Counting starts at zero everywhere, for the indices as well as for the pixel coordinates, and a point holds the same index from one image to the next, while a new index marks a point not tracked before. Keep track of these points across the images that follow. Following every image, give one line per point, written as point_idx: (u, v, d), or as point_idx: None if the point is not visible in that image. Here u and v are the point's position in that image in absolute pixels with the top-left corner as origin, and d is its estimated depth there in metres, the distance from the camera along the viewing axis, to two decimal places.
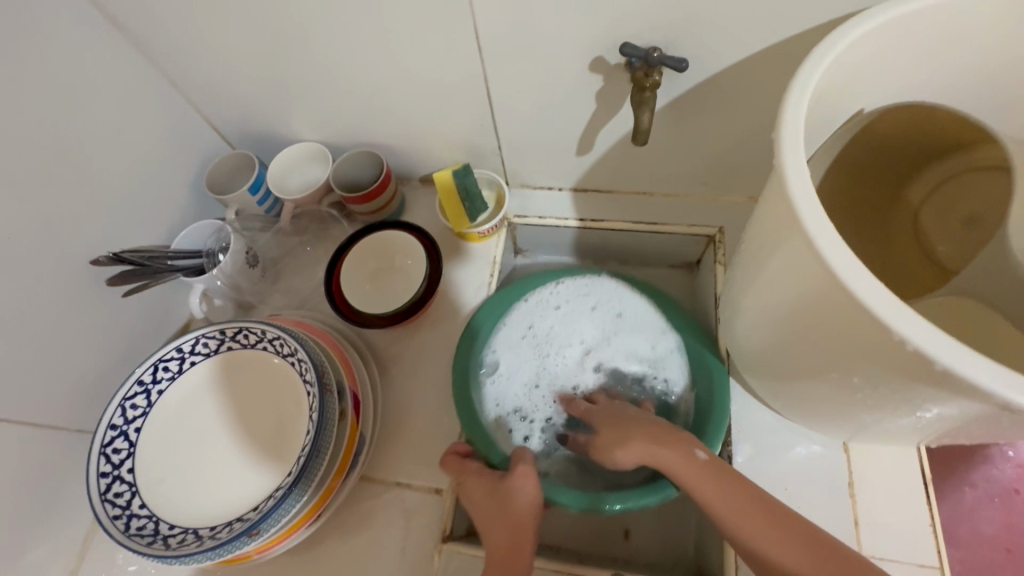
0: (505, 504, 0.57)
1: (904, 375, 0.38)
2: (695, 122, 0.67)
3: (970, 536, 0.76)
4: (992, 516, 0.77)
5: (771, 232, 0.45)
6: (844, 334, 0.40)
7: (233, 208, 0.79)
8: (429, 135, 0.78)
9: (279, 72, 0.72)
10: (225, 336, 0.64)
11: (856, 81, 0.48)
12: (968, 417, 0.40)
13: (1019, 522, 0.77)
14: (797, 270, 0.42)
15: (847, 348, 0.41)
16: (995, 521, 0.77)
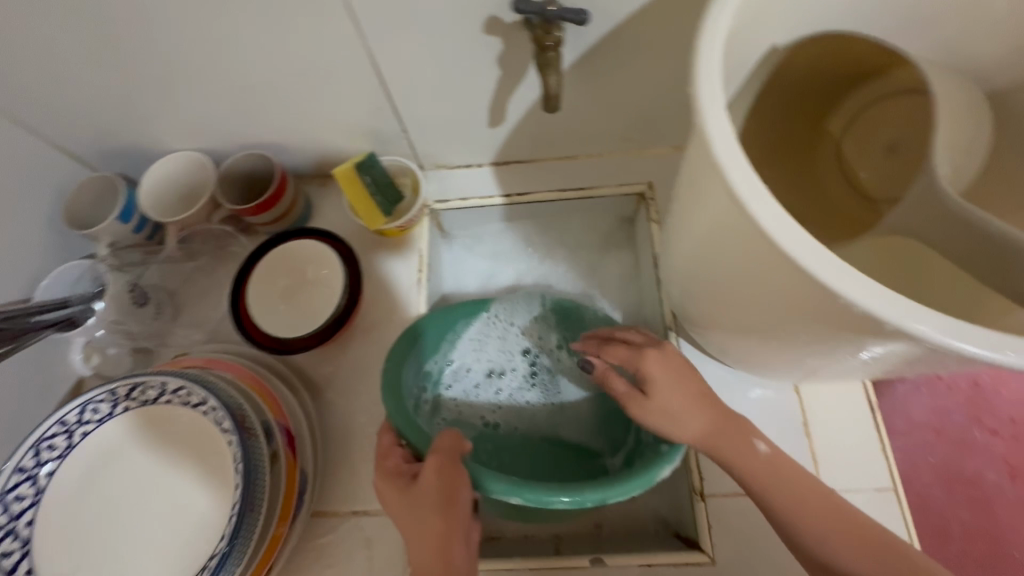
0: (424, 510, 0.46)
1: (851, 330, 0.36)
2: (608, 77, 0.62)
3: (906, 425, 0.81)
4: (921, 401, 0.82)
5: (702, 194, 0.42)
6: (789, 295, 0.37)
7: (104, 241, 0.69)
8: (322, 127, 0.69)
9: (123, 76, 0.60)
10: (117, 397, 0.55)
11: (766, 16, 0.45)
12: (911, 356, 0.40)
13: (944, 405, 0.82)
14: (735, 233, 0.39)
15: (792, 309, 0.39)
16: (926, 407, 0.82)
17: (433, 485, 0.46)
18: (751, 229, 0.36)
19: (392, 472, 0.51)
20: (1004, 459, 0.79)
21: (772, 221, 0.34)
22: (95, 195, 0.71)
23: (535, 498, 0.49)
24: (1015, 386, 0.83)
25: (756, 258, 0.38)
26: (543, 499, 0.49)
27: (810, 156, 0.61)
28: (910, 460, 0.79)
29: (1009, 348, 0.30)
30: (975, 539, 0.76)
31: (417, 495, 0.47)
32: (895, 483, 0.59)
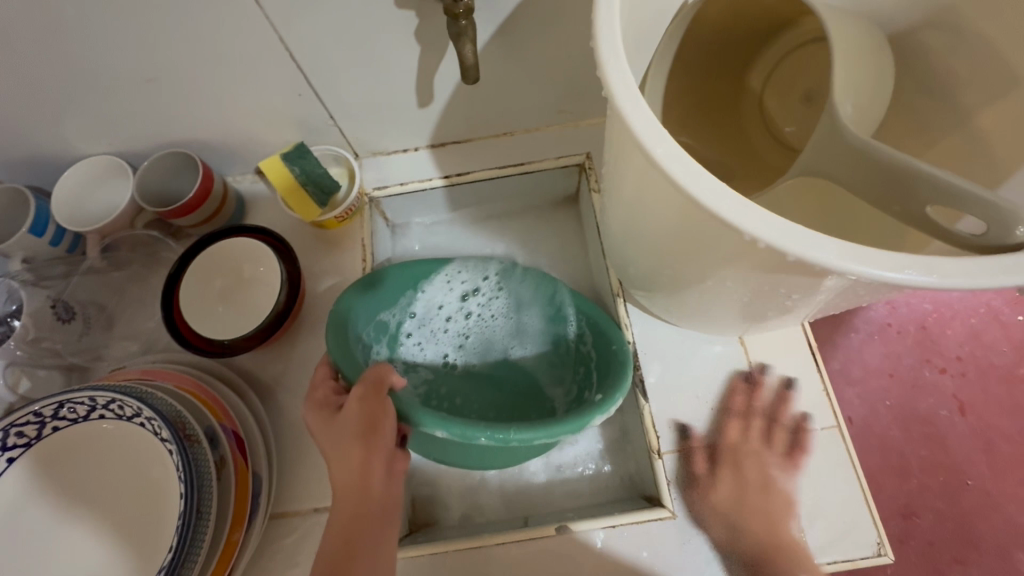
0: (346, 438, 0.50)
1: (769, 269, 0.37)
2: (532, 48, 0.61)
3: (861, 373, 0.84)
4: (876, 350, 0.86)
5: (620, 152, 0.42)
6: (708, 241, 0.38)
7: (17, 257, 0.65)
8: (244, 120, 0.67)
9: (14, 79, 0.56)
10: (43, 417, 0.52)
11: None
12: (830, 292, 0.41)
13: (897, 350, 0.85)
14: (653, 187, 0.39)
15: (713, 256, 0.39)
16: (880, 354, 0.85)
17: (356, 414, 0.51)
18: (664, 180, 0.36)
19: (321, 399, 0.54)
20: (954, 396, 0.83)
21: (678, 169, 0.34)
22: (5, 211, 0.67)
23: (460, 431, 0.51)
24: (958, 324, 0.86)
25: (674, 208, 0.38)
26: (467, 433, 0.51)
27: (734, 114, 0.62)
28: (869, 406, 0.83)
29: (911, 268, 0.31)
30: (935, 475, 0.80)
31: (341, 423, 0.51)
32: (840, 421, 0.62)
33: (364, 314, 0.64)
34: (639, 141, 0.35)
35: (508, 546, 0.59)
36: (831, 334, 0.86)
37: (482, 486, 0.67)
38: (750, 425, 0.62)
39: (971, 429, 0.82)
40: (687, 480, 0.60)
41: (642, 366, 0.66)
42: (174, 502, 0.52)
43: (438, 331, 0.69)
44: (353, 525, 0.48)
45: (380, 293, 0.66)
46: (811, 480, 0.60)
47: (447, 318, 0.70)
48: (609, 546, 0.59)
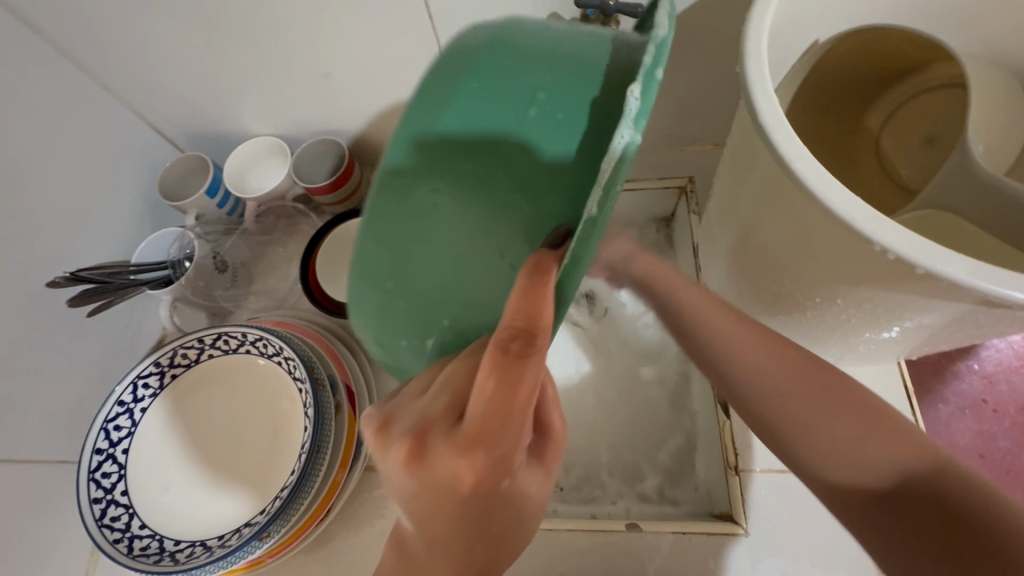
0: (505, 520, 0.29)
1: (889, 286, 0.39)
2: (657, 73, 0.67)
3: (948, 448, 0.81)
4: (967, 425, 0.82)
5: (750, 168, 0.45)
6: (830, 252, 0.40)
7: (192, 213, 0.77)
8: (389, 117, 0.76)
9: (223, 63, 0.68)
10: (204, 344, 0.61)
11: (811, 9, 0.48)
12: (945, 322, 0.42)
13: (989, 428, 0.82)
14: (780, 197, 0.42)
15: (829, 269, 0.42)
16: (970, 431, 0.82)
17: (533, 491, 0.30)
18: (797, 191, 0.39)
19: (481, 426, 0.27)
20: None
21: (814, 181, 0.37)
22: (186, 171, 0.80)
23: None
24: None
25: (801, 220, 0.41)
26: None
27: (845, 153, 0.64)
28: None
29: None
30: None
31: (503, 502, 0.28)
32: None
33: None
34: (777, 151, 0.39)
35: (578, 533, 0.62)
36: (920, 400, 0.84)
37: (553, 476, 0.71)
38: None
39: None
40: (761, 500, 0.61)
41: None
42: (298, 434, 0.59)
43: None
44: None
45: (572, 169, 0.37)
46: None
47: None
48: (676, 551, 0.60)
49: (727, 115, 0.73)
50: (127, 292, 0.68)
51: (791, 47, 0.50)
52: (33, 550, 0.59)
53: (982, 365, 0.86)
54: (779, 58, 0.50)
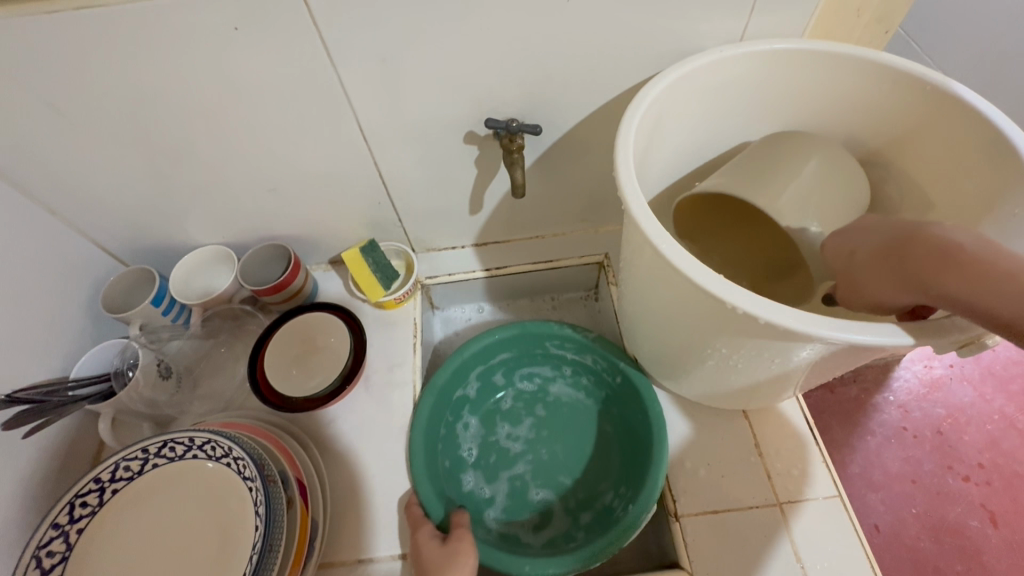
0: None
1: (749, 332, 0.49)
2: (562, 172, 0.79)
3: (883, 477, 0.95)
4: (895, 453, 0.96)
5: (636, 251, 0.56)
6: (700, 312, 0.50)
7: (136, 322, 0.78)
8: (331, 221, 0.84)
9: (171, 184, 0.74)
10: (148, 454, 0.61)
11: (663, 125, 0.62)
12: (806, 365, 0.53)
13: (913, 454, 0.96)
14: (658, 270, 0.52)
15: (708, 325, 0.51)
16: (900, 459, 0.96)
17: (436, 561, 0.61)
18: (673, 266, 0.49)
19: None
20: (982, 505, 0.91)
21: (678, 258, 0.47)
22: (131, 285, 0.82)
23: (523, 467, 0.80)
24: (974, 430, 0.97)
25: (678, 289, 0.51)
26: (527, 467, 0.81)
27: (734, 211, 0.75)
28: (892, 509, 0.92)
29: (853, 328, 0.44)
30: (954, 563, 0.87)
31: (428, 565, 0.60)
32: (840, 491, 0.67)
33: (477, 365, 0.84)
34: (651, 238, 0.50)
35: None
36: (847, 439, 0.98)
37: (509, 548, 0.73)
38: (758, 495, 0.68)
39: (1004, 541, 0.88)
40: (702, 540, 0.66)
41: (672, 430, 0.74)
42: (248, 536, 0.59)
43: (487, 436, 0.83)
44: None
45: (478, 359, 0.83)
46: (818, 551, 0.64)
47: (502, 437, 0.83)
48: None
49: None
50: (66, 409, 0.67)
51: (657, 151, 0.64)
52: None
53: (896, 397, 1.01)
54: (650, 160, 0.63)
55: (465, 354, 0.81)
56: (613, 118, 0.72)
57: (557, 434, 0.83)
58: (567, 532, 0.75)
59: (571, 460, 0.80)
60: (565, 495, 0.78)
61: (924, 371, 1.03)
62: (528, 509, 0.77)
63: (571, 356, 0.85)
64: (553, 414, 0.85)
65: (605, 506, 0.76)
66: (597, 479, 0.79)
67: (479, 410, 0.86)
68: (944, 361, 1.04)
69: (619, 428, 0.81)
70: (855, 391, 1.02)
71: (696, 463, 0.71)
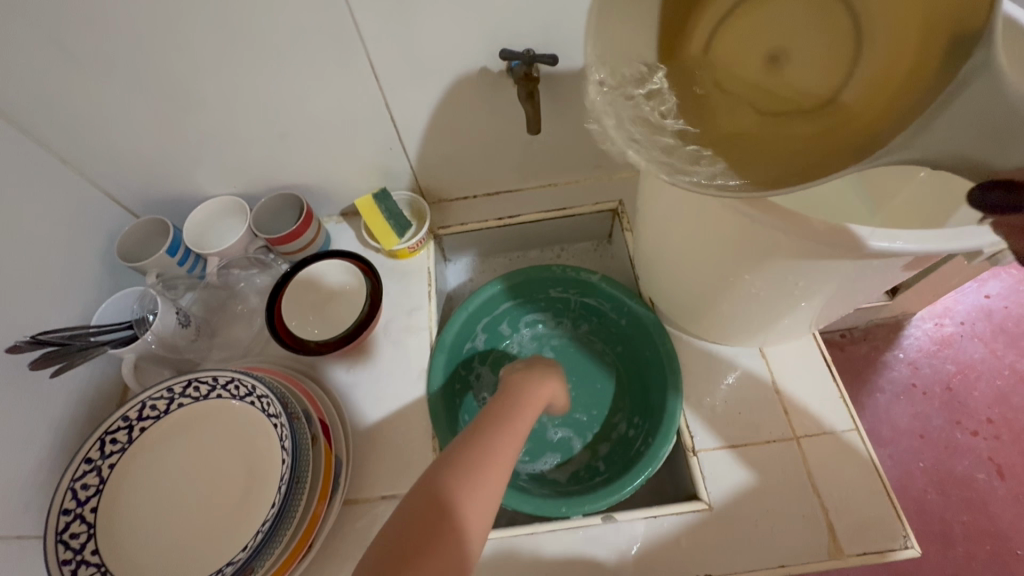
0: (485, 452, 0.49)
1: (773, 250, 0.48)
2: (578, 112, 0.77)
3: (892, 433, 0.96)
4: (903, 410, 0.97)
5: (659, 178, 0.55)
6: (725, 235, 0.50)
7: (152, 272, 0.78)
8: (342, 169, 0.82)
9: (181, 128, 0.73)
10: (174, 393, 0.62)
11: None
12: (827, 292, 0.53)
13: (921, 410, 0.97)
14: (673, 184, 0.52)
15: (733, 245, 0.51)
16: (907, 415, 0.97)
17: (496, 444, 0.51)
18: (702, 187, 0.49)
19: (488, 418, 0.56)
20: (990, 458, 0.92)
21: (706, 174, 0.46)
22: (144, 236, 0.82)
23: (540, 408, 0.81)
24: (983, 386, 0.97)
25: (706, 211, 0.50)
26: None
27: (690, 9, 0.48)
28: (900, 465, 0.94)
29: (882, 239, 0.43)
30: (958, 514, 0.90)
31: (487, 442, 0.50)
32: (858, 427, 0.68)
33: (483, 313, 0.84)
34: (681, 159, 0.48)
35: (559, 532, 0.65)
36: (858, 396, 0.99)
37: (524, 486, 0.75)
38: (775, 431, 0.69)
39: (1010, 492, 0.90)
40: (719, 474, 0.67)
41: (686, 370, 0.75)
42: (275, 471, 0.60)
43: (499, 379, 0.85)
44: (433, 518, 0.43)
45: (483, 308, 0.83)
46: (835, 485, 0.65)
47: None
48: (650, 535, 0.64)
49: None
50: (90, 352, 0.68)
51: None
52: None
53: (907, 353, 1.01)
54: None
55: (469, 307, 0.81)
56: None
57: (569, 375, 0.84)
58: (590, 465, 0.77)
59: (585, 399, 0.82)
60: (584, 431, 0.79)
61: (934, 329, 1.02)
62: (550, 448, 0.79)
63: (573, 301, 0.86)
64: (561, 355, 0.86)
65: (622, 436, 0.77)
66: (611, 412, 0.80)
67: (488, 358, 0.87)
68: (957, 318, 1.03)
69: (628, 363, 0.82)
70: (866, 348, 1.02)
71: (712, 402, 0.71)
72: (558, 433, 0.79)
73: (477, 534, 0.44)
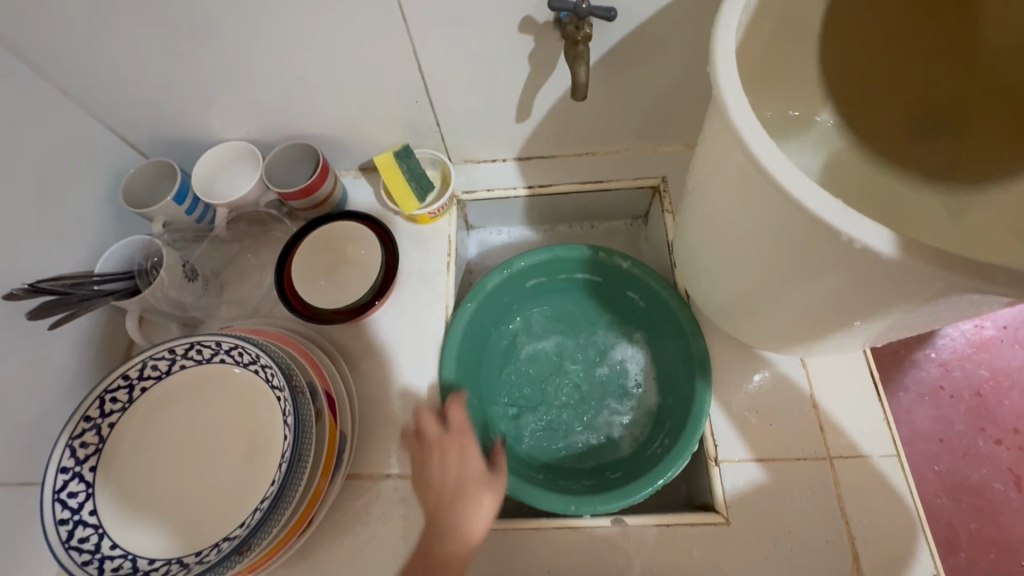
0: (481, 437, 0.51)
1: (846, 267, 0.42)
2: (630, 74, 0.68)
3: None
4: (925, 412, 0.84)
5: (726, 166, 0.47)
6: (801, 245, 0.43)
7: (159, 221, 0.74)
8: (363, 121, 0.75)
9: (187, 65, 0.66)
10: (176, 355, 0.59)
11: None
12: (896, 316, 0.47)
13: None
14: (739, 172, 0.45)
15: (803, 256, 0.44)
16: None
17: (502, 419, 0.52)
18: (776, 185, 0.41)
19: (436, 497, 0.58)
20: None
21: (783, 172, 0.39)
22: (153, 179, 0.77)
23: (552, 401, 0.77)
24: None
25: (776, 210, 0.43)
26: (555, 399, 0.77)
27: None
28: None
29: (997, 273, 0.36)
30: (983, 552, 0.76)
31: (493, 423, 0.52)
32: (900, 452, 0.63)
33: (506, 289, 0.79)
34: (759, 155, 0.42)
35: (566, 530, 0.63)
36: None
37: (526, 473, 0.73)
38: (806, 447, 0.64)
39: None
40: (740, 488, 0.63)
41: (721, 372, 0.69)
42: (278, 445, 0.58)
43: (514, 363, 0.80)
44: None
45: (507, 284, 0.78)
46: (865, 511, 0.61)
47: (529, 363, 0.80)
48: (660, 543, 0.61)
49: (700, 117, 0.76)
50: (93, 303, 0.66)
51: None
52: None
53: None
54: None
55: (494, 281, 0.77)
56: (701, 10, 0.59)
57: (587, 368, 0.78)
58: (614, 459, 0.73)
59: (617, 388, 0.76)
60: (599, 430, 0.74)
61: (972, 331, 0.88)
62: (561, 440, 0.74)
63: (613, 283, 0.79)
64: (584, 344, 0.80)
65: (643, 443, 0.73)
66: (644, 406, 0.75)
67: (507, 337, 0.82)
68: None
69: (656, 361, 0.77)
70: None
71: (740, 409, 0.66)
72: (573, 430, 0.75)
73: None
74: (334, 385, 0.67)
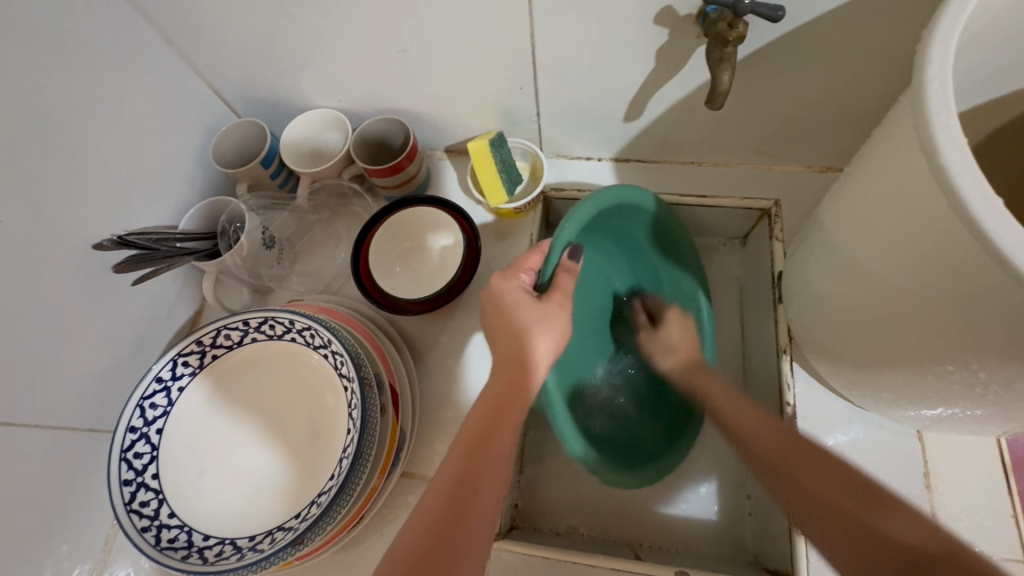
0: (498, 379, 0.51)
1: None
2: (767, 83, 0.60)
3: None
4: None
5: (908, 211, 0.39)
6: (1000, 317, 0.35)
7: (244, 183, 0.73)
8: (459, 101, 0.70)
9: (291, 27, 0.63)
10: (249, 327, 0.58)
11: (994, 35, 0.40)
12: None
13: None
14: (931, 220, 0.37)
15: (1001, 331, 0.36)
16: None
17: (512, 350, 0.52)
18: (985, 248, 0.34)
19: (496, 322, 0.55)
20: None
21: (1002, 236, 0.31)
22: (242, 138, 0.76)
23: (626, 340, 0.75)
24: None
25: (976, 274, 0.35)
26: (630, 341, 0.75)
27: None
28: None
29: None
30: None
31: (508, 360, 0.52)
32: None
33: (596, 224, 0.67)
34: (967, 207, 0.34)
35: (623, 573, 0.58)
36: None
37: (582, 498, 0.69)
38: None
39: None
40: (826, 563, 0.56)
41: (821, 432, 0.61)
42: (341, 436, 0.56)
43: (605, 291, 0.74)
44: (464, 486, 0.44)
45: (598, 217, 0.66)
46: None
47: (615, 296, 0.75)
48: None
49: (835, 139, 0.67)
50: (174, 261, 0.66)
51: (967, 69, 0.42)
52: (48, 508, 0.58)
53: None
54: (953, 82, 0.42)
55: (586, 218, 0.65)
56: (878, 15, 0.50)
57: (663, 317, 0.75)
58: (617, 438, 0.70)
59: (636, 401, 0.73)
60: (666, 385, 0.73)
61: None
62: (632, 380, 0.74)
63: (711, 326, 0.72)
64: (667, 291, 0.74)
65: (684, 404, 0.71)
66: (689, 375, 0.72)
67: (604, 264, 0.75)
68: None
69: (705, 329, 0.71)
70: None
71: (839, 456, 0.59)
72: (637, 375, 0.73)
73: (493, 477, 0.46)
74: (399, 378, 0.64)
